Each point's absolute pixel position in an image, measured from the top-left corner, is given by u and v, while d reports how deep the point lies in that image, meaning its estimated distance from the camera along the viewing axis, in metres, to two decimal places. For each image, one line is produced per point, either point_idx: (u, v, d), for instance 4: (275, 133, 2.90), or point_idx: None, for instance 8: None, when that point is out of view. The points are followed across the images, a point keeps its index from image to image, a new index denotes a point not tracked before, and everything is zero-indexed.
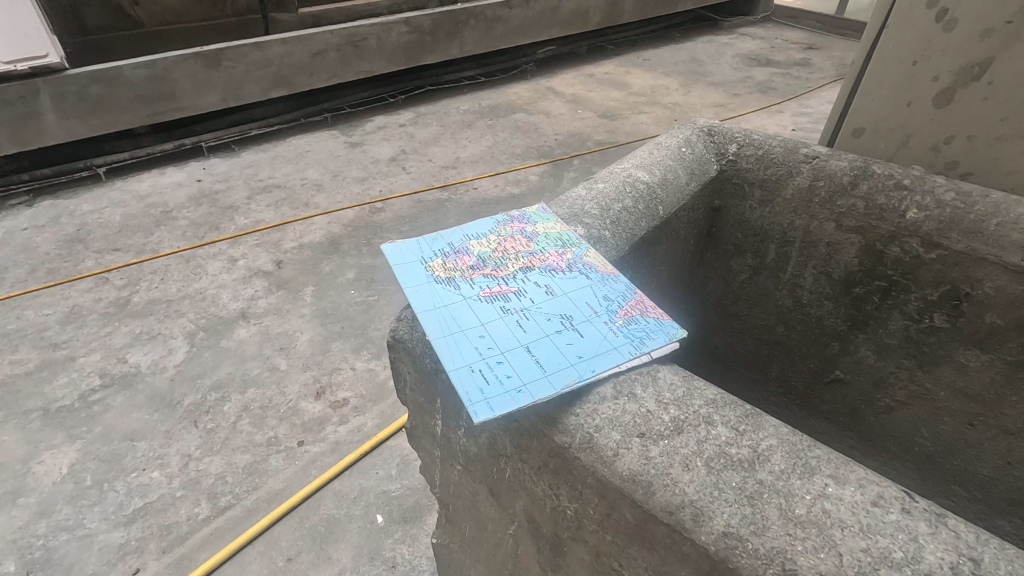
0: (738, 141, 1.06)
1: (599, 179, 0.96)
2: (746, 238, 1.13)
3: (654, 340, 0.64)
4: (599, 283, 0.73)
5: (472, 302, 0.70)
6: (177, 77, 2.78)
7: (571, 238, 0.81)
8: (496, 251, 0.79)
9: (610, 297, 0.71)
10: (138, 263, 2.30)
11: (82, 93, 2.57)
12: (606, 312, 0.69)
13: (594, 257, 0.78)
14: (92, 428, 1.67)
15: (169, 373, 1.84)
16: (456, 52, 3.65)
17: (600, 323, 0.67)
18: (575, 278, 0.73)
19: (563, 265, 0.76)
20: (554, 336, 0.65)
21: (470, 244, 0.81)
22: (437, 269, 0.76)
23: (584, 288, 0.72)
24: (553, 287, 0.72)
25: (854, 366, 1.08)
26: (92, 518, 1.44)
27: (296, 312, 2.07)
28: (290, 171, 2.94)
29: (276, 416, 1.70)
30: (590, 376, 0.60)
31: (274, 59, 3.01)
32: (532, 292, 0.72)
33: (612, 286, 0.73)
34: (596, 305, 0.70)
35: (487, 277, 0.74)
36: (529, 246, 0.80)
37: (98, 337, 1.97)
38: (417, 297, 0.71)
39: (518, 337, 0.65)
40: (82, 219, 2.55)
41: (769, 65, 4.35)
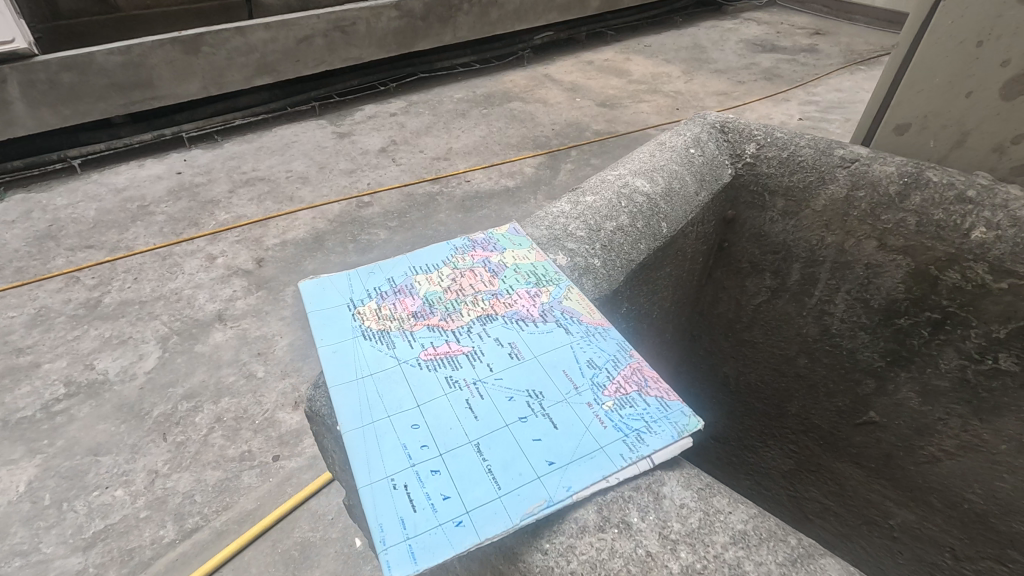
0: (758, 140, 1.00)
1: (589, 190, 0.89)
2: (764, 255, 1.11)
3: (655, 434, 0.56)
4: (580, 341, 0.66)
5: (411, 370, 0.64)
6: (154, 64, 2.64)
7: (549, 274, 0.75)
8: (449, 292, 0.74)
9: (592, 359, 0.64)
10: (111, 261, 2.18)
11: (53, 81, 2.43)
12: (590, 387, 0.61)
13: (570, 302, 0.71)
14: (54, 442, 1.56)
15: (138, 381, 1.73)
16: (450, 38, 3.50)
17: (574, 402, 0.59)
18: (548, 334, 0.67)
19: (533, 315, 0.70)
20: (514, 424, 0.57)
21: (414, 279, 0.77)
22: (365, 320, 0.71)
23: (559, 349, 0.65)
24: (519, 347, 0.65)
25: (891, 408, 1.07)
26: (49, 542, 1.35)
27: (276, 314, 1.96)
28: (274, 162, 2.82)
29: (250, 428, 1.59)
30: (561, 492, 0.51)
31: (257, 45, 2.86)
32: (495, 355, 0.65)
33: (594, 348, 0.65)
34: (573, 372, 0.62)
35: (433, 329, 0.69)
36: (491, 286, 0.74)
37: (65, 341, 1.86)
38: (337, 362, 0.65)
39: (465, 425, 0.57)
40: (55, 214, 2.43)
41: (775, 51, 4.20)
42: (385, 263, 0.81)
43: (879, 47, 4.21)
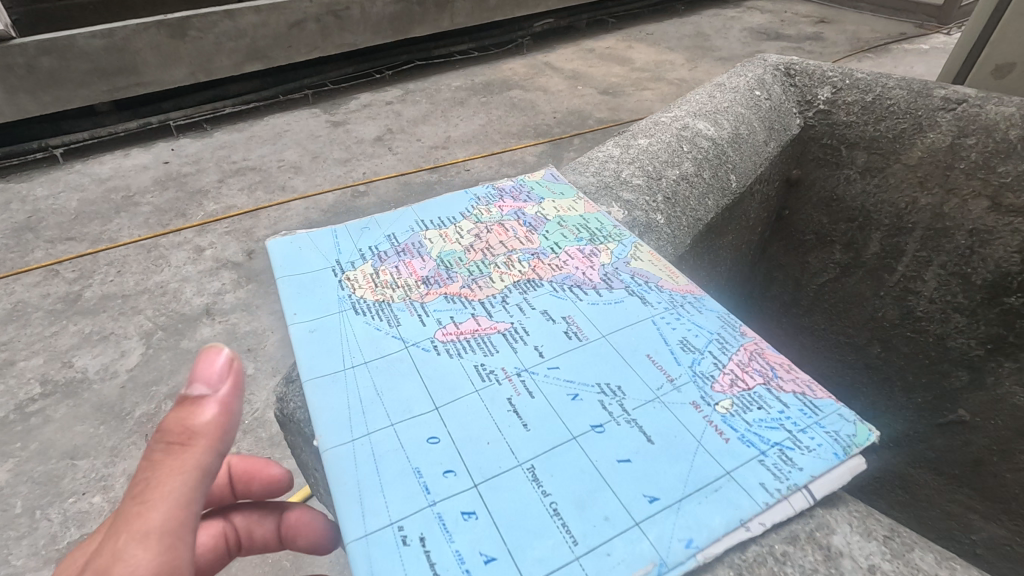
0: (833, 84, 1.12)
1: (644, 133, 0.98)
2: (836, 224, 1.26)
3: (809, 454, 0.52)
4: (673, 317, 0.66)
5: (432, 360, 0.60)
6: (139, 49, 2.52)
7: (607, 231, 0.79)
8: (471, 256, 0.75)
9: (685, 341, 0.63)
10: (93, 254, 2.07)
11: (32, 66, 2.32)
12: (699, 378, 0.59)
13: (623, 264, 0.74)
14: (28, 445, 1.47)
15: (120, 379, 1.63)
16: (447, 24, 3.39)
17: (669, 396, 0.56)
18: (610, 309, 0.67)
19: (586, 281, 0.71)
20: (587, 432, 0.53)
21: (421, 236, 0.79)
22: (356, 291, 0.69)
23: (640, 325, 0.65)
24: (579, 328, 0.64)
25: (985, 403, 1.16)
26: (19, 553, 1.25)
27: (266, 308, 1.86)
28: (266, 151, 2.70)
29: (238, 428, 1.49)
30: (673, 534, 0.46)
31: (247, 30, 2.74)
32: (548, 337, 0.63)
33: (694, 335, 0.64)
34: (660, 351, 0.61)
35: (458, 300, 0.68)
36: (531, 251, 0.76)
37: (42, 337, 1.76)
38: (315, 352, 0.61)
39: (508, 434, 0.53)
40: (35, 205, 2.32)
41: (780, 39, 4.10)
42: (381, 220, 0.83)
43: (886, 34, 4.11)
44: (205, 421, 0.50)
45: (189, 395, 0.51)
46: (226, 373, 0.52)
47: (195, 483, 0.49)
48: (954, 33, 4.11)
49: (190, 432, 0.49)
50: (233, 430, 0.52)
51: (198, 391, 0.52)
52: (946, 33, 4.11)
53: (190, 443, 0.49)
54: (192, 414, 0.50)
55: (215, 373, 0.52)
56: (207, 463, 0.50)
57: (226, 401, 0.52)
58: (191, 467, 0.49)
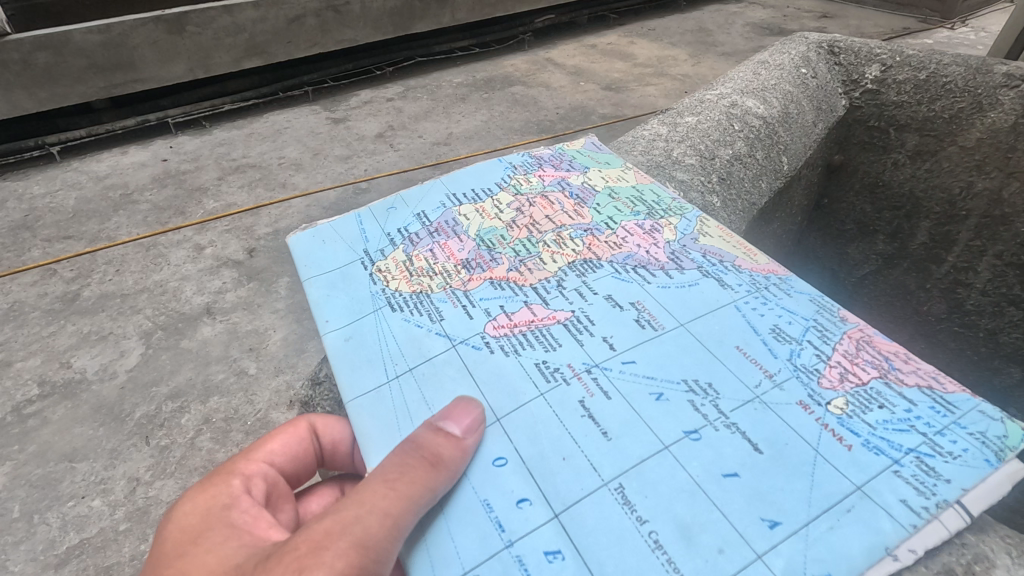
0: (881, 62, 1.21)
1: (693, 112, 1.07)
2: (882, 212, 1.36)
3: (954, 462, 0.48)
4: (758, 301, 0.64)
5: (486, 360, 0.60)
6: (136, 45, 2.48)
7: (665, 203, 0.81)
8: (516, 234, 0.77)
9: (779, 330, 0.61)
10: (91, 252, 2.04)
11: (27, 62, 2.28)
12: (806, 371, 0.56)
13: (685, 240, 0.74)
14: (25, 448, 1.44)
15: (119, 380, 1.60)
16: (448, 20, 3.36)
17: (772, 395, 0.54)
18: (683, 294, 0.65)
19: (648, 260, 0.71)
20: (681, 440, 0.51)
21: (455, 212, 0.81)
22: (392, 284, 0.70)
23: (720, 312, 0.63)
24: (655, 317, 0.63)
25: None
26: (17, 559, 1.22)
27: (268, 307, 1.83)
28: (266, 149, 2.67)
29: (241, 429, 1.46)
30: (805, 565, 0.43)
31: (246, 25, 2.70)
32: (619, 328, 0.62)
33: (792, 324, 0.61)
34: (750, 338, 0.60)
35: (510, 287, 0.69)
36: (584, 227, 0.77)
37: (39, 337, 1.73)
38: (354, 368, 0.62)
39: (591, 446, 0.51)
40: (32, 203, 2.29)
41: (784, 34, 4.07)
42: (408, 197, 0.85)
43: (889, 28, 4.08)
44: (447, 456, 0.51)
45: (442, 428, 0.53)
46: (473, 426, 0.53)
47: (414, 505, 0.49)
48: (958, 28, 4.08)
49: (437, 457, 0.50)
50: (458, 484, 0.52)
51: (449, 428, 0.53)
52: (950, 27, 4.08)
53: (434, 461, 0.50)
54: (441, 445, 0.51)
55: (467, 423, 0.53)
56: (438, 487, 0.50)
57: (468, 453, 0.52)
58: (422, 489, 0.49)
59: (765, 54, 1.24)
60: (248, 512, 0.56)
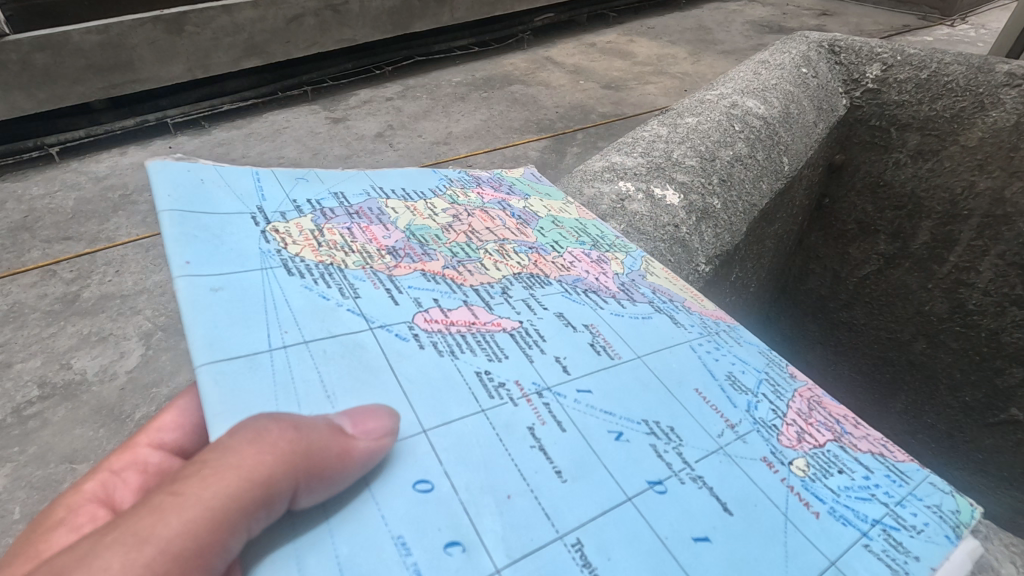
0: (883, 61, 1.26)
1: (694, 113, 1.07)
2: (881, 212, 1.43)
3: (918, 536, 0.51)
4: (712, 351, 0.67)
5: (415, 355, 0.57)
6: (135, 45, 2.47)
7: (608, 239, 0.82)
8: (451, 235, 0.76)
9: (734, 381, 0.64)
10: (91, 253, 2.04)
11: (26, 62, 2.27)
12: (765, 427, 0.59)
13: (632, 275, 0.76)
14: (26, 449, 1.44)
15: (119, 381, 1.60)
16: (446, 19, 3.35)
17: (733, 448, 0.55)
18: (640, 330, 0.67)
19: (597, 287, 0.73)
20: (647, 490, 0.50)
21: (382, 202, 0.80)
22: (291, 250, 0.67)
23: (675, 353, 0.65)
24: (611, 347, 0.64)
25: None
26: None
27: None
28: (265, 149, 2.66)
29: None
30: None
31: (245, 24, 2.70)
32: (577, 356, 0.62)
33: (745, 377, 0.65)
34: (705, 385, 0.62)
35: (447, 283, 0.68)
36: (528, 244, 0.78)
37: (40, 338, 1.72)
38: (219, 321, 0.55)
39: (545, 486, 0.48)
40: (31, 204, 2.28)
41: (784, 32, 4.06)
42: (322, 171, 0.84)
43: (889, 26, 4.08)
44: (314, 443, 0.44)
45: (334, 422, 0.47)
46: (375, 431, 0.47)
47: (243, 486, 0.41)
48: (958, 25, 4.08)
49: (300, 444, 0.43)
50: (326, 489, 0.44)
51: (341, 422, 0.47)
52: (950, 25, 4.07)
53: (278, 446, 0.42)
54: (317, 433, 0.44)
55: (367, 424, 0.47)
56: (277, 480, 0.41)
57: (352, 454, 0.45)
58: (262, 473, 0.41)
59: (768, 53, 1.24)
60: (93, 510, 0.59)
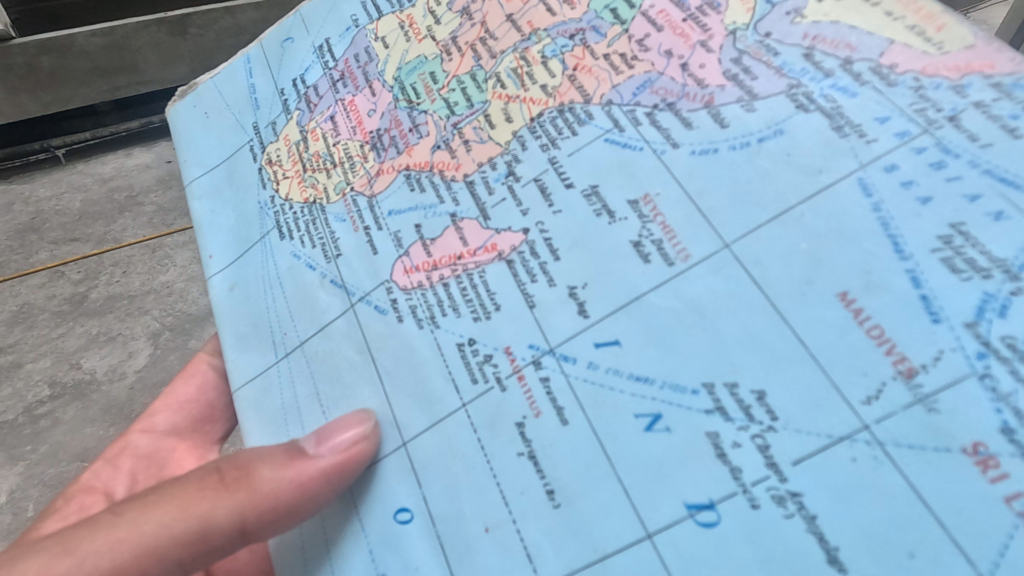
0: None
1: None
2: None
3: None
4: (928, 171, 0.49)
5: (392, 328, 0.66)
6: (140, 46, 2.46)
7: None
8: (451, 68, 0.75)
9: (959, 263, 0.45)
10: (99, 255, 1.99)
11: (32, 66, 2.31)
12: (1003, 359, 0.42)
13: (765, 20, 0.61)
14: (37, 448, 1.51)
15: (128, 381, 1.64)
16: None
17: (890, 429, 0.43)
18: (762, 171, 0.54)
19: (681, 90, 0.61)
20: (687, 519, 0.47)
21: (371, 30, 0.83)
22: (282, 188, 0.81)
23: (841, 210, 0.50)
24: (674, 240, 0.54)
25: None
26: None
27: None
28: None
29: None
30: None
31: (247, 26, 2.61)
32: (601, 282, 0.56)
33: (984, 237, 0.46)
34: (886, 276, 0.47)
35: (438, 179, 0.69)
36: (573, 28, 0.69)
37: (48, 339, 1.75)
38: (241, 316, 0.77)
39: (533, 512, 0.53)
40: (37, 206, 2.30)
41: None
42: (308, 19, 0.89)
43: None
44: (258, 478, 0.63)
45: (289, 450, 0.65)
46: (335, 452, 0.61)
47: (193, 522, 0.62)
48: None
49: (245, 480, 0.63)
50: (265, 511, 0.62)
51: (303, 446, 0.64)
52: None
53: (226, 488, 0.63)
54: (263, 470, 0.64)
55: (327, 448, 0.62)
56: (217, 514, 0.62)
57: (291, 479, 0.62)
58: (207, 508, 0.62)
59: None
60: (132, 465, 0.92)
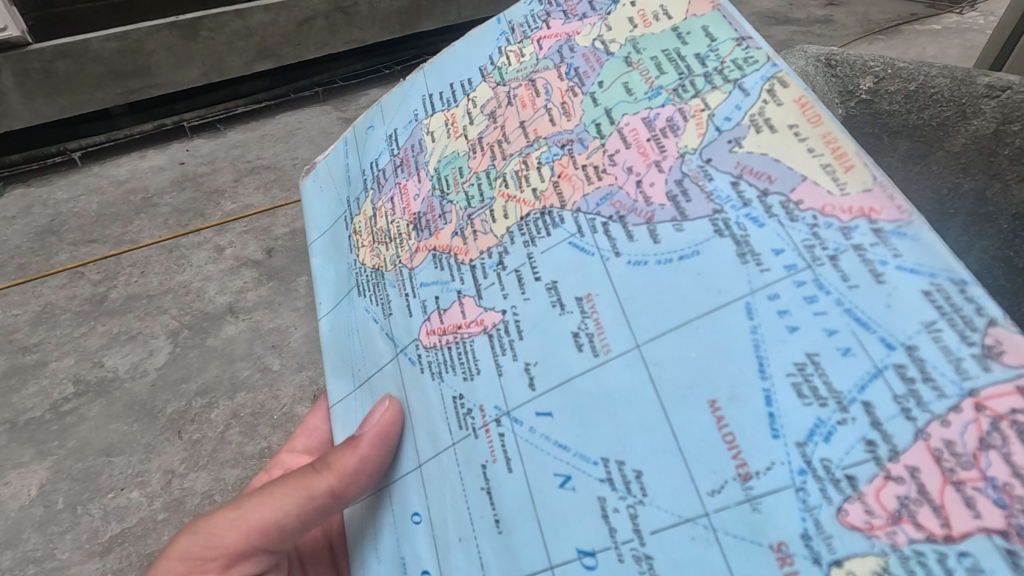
0: (875, 73, 0.88)
1: None
2: None
3: None
4: (801, 303, 0.38)
5: (417, 377, 0.63)
6: (153, 50, 2.51)
7: (714, 55, 0.51)
8: (474, 164, 0.66)
9: (806, 389, 0.37)
10: (115, 255, 2.08)
11: (48, 70, 2.33)
12: (822, 481, 0.35)
13: (710, 146, 0.47)
14: (64, 443, 1.55)
15: (150, 378, 1.68)
16: (455, 17, 3.30)
17: (724, 520, 0.38)
18: (677, 288, 0.44)
19: (632, 203, 0.50)
20: (574, 561, 0.45)
21: (425, 126, 0.75)
22: (365, 254, 0.77)
23: (721, 320, 0.41)
24: (603, 334, 0.47)
25: None
26: (64, 547, 1.36)
27: (289, 305, 1.89)
28: (280, 150, 2.70)
29: (268, 423, 1.58)
30: None
31: (257, 28, 2.71)
32: (550, 361, 0.50)
33: (835, 372, 0.36)
34: (747, 391, 0.39)
35: (453, 270, 0.63)
36: (565, 139, 0.57)
37: (72, 338, 1.80)
38: (335, 366, 0.78)
39: (486, 535, 0.52)
40: (56, 208, 2.35)
41: (790, 23, 4.04)
42: (387, 109, 0.83)
43: (897, 15, 4.04)
44: (335, 462, 0.65)
45: (349, 437, 0.65)
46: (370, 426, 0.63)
47: (298, 499, 0.66)
48: (967, 13, 4.07)
49: (325, 464, 0.66)
50: (351, 484, 0.65)
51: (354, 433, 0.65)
52: (957, 14, 4.05)
53: (315, 472, 0.66)
54: (337, 456, 0.65)
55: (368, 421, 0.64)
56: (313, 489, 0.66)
57: (362, 456, 0.64)
58: (305, 487, 0.66)
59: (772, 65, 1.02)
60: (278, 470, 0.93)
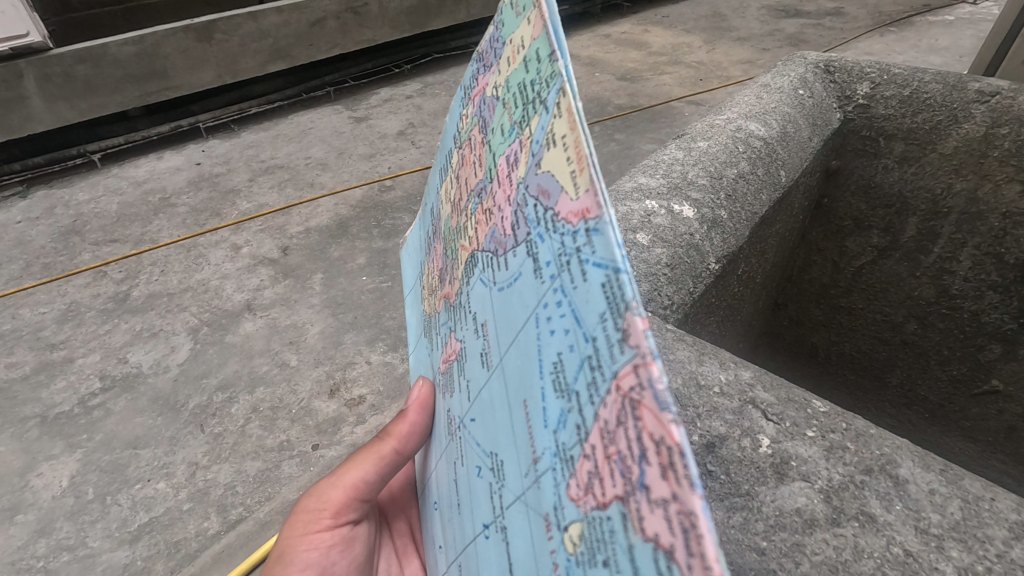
0: (871, 79, 1.06)
1: (702, 135, 0.91)
2: (873, 209, 1.20)
3: None
4: (553, 305, 0.32)
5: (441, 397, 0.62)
6: (168, 53, 2.56)
7: (538, 79, 0.38)
8: (455, 220, 0.59)
9: (556, 381, 0.31)
10: (136, 255, 2.14)
11: (68, 74, 2.38)
12: (562, 467, 0.31)
13: (530, 176, 0.37)
14: (93, 436, 1.61)
15: (172, 373, 1.74)
16: (462, 17, 3.33)
17: (529, 499, 0.35)
18: (511, 298, 0.38)
19: (501, 235, 0.42)
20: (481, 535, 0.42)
21: (439, 197, 0.68)
22: (425, 304, 0.72)
23: (522, 339, 0.36)
24: (490, 348, 0.43)
25: (1012, 376, 1.20)
26: (94, 536, 1.41)
27: (305, 303, 1.94)
28: (293, 150, 2.74)
29: (287, 417, 1.62)
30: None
31: (270, 30, 2.75)
32: (475, 379, 0.47)
33: (565, 364, 0.30)
34: (530, 385, 0.34)
35: (447, 310, 0.58)
36: (478, 188, 0.49)
37: (97, 335, 1.86)
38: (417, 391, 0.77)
39: (455, 519, 0.51)
40: (78, 209, 2.41)
41: (799, 16, 4.03)
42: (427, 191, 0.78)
43: (907, 7, 4.01)
44: (394, 430, 0.68)
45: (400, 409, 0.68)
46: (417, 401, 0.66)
47: (371, 462, 0.70)
48: (979, 4, 4.03)
49: (387, 431, 0.69)
50: (414, 444, 0.68)
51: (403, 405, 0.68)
52: (969, 5, 4.01)
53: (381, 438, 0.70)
54: (395, 425, 0.68)
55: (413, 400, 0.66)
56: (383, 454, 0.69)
57: (415, 423, 0.67)
58: (375, 452, 0.70)
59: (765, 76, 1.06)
60: None
